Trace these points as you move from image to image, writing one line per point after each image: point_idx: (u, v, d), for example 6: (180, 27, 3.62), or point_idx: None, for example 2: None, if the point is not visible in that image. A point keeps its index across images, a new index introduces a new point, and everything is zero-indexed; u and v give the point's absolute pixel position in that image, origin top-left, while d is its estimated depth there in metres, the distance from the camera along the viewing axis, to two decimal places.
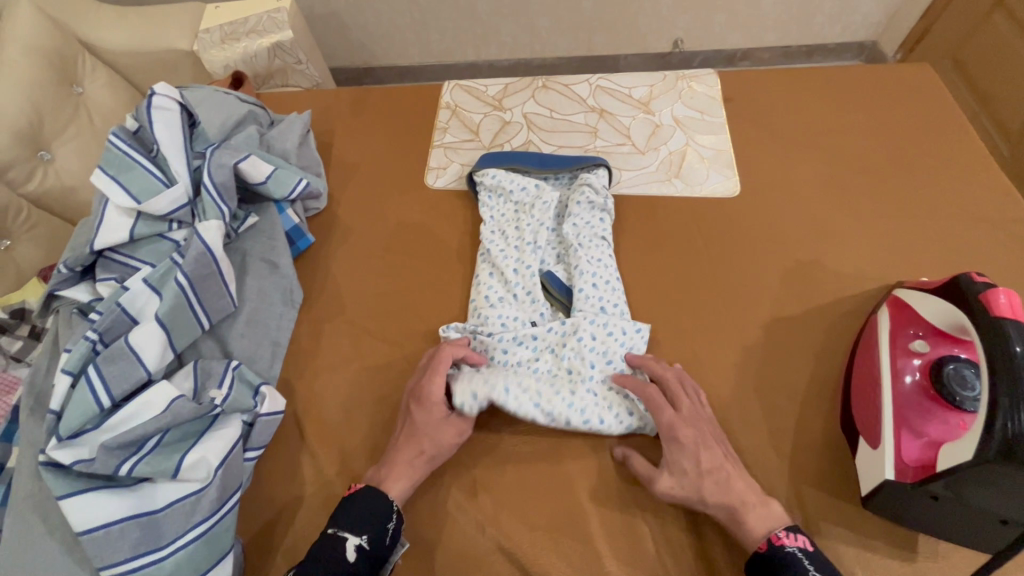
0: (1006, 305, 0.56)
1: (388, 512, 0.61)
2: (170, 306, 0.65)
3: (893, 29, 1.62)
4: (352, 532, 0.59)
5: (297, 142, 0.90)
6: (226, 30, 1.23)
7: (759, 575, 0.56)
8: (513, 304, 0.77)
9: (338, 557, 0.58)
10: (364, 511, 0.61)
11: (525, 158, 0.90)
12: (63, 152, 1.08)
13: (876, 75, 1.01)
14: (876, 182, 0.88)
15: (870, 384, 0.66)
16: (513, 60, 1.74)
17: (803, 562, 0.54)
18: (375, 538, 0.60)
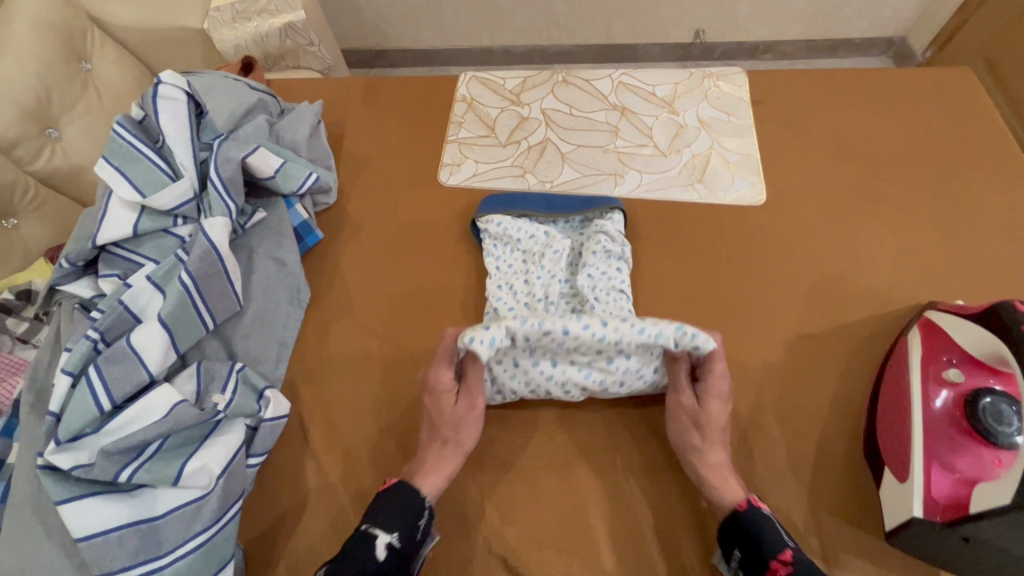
0: None
1: (421, 507, 0.59)
2: (174, 306, 0.63)
3: (923, 23, 1.55)
4: (382, 530, 0.57)
5: (307, 134, 0.87)
6: (236, 8, 1.18)
7: (729, 531, 0.58)
8: None
9: (370, 556, 0.55)
10: (396, 508, 0.58)
11: (531, 203, 0.83)
12: (71, 130, 1.05)
13: (912, 77, 0.96)
14: (910, 193, 0.84)
15: (898, 412, 0.63)
16: (528, 46, 1.69)
17: (776, 525, 0.57)
18: (408, 536, 0.58)
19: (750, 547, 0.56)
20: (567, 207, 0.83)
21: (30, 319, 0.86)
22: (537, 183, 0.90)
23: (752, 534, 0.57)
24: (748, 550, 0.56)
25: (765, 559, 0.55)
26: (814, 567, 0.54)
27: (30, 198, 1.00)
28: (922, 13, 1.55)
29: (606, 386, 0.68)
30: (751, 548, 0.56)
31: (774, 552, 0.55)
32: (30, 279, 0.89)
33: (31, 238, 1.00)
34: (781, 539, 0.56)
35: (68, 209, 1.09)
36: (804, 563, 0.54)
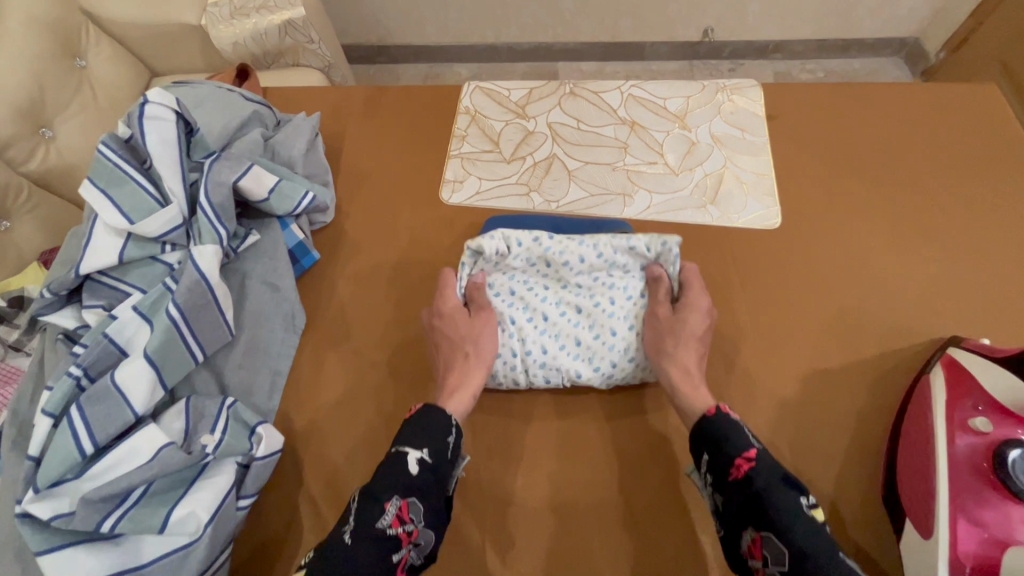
0: None
1: (448, 425, 0.61)
2: (161, 341, 0.60)
3: (938, 24, 1.50)
4: (413, 448, 0.58)
5: (303, 148, 0.84)
6: (236, 4, 1.13)
7: (700, 437, 0.59)
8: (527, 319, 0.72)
9: (404, 470, 0.56)
10: (424, 425, 0.60)
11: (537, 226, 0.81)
12: (65, 128, 1.04)
13: (935, 93, 0.92)
14: (931, 219, 0.81)
15: (921, 461, 0.60)
16: (533, 44, 1.64)
17: (744, 427, 0.58)
18: (437, 452, 0.59)
19: (716, 449, 0.57)
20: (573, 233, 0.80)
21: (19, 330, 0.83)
22: (543, 202, 0.86)
23: (719, 438, 0.57)
24: (714, 453, 0.57)
25: (730, 458, 0.55)
26: (778, 466, 0.54)
27: (24, 200, 0.97)
28: (938, 14, 1.49)
29: (602, 310, 0.72)
30: (718, 451, 0.57)
31: (739, 452, 0.55)
32: (23, 285, 0.84)
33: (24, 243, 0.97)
34: (746, 442, 0.56)
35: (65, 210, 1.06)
36: (768, 461, 0.54)
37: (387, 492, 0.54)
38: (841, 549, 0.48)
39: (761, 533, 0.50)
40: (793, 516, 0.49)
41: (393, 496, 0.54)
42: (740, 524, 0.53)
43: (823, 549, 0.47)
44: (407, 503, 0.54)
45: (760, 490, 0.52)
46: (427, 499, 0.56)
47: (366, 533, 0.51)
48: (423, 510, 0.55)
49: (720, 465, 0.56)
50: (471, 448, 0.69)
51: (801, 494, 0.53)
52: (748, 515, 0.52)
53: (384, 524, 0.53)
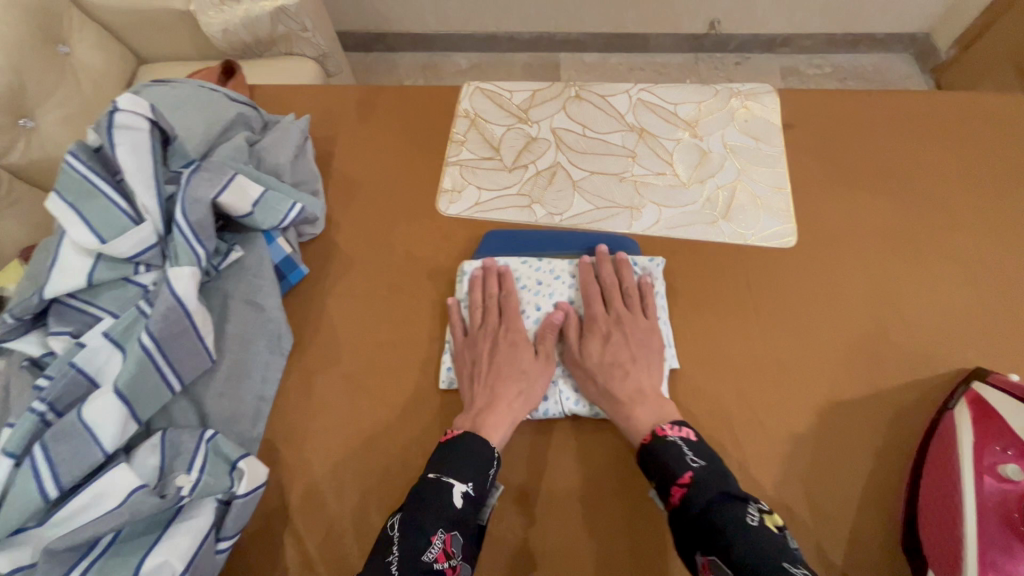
0: None
1: (491, 457, 0.58)
2: (132, 373, 0.55)
3: (950, 20, 1.44)
4: (457, 479, 0.56)
5: (291, 155, 0.78)
6: None
7: (643, 465, 0.58)
8: None
9: (444, 500, 0.54)
10: (464, 455, 0.57)
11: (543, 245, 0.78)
12: (49, 120, 0.98)
13: (957, 103, 0.87)
14: (953, 240, 0.77)
15: (946, 509, 0.56)
16: (534, 34, 1.58)
17: (682, 449, 0.57)
18: (478, 483, 0.57)
19: (658, 474, 0.57)
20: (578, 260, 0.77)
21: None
22: (546, 214, 0.82)
23: (659, 463, 0.57)
24: (656, 479, 0.57)
25: (667, 485, 0.55)
26: (718, 481, 0.54)
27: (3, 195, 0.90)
28: (950, 9, 1.44)
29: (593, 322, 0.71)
30: (659, 477, 0.56)
31: (674, 478, 0.55)
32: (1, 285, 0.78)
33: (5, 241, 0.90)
34: (683, 463, 0.56)
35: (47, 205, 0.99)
36: (704, 482, 0.54)
37: (433, 523, 0.53)
38: (786, 560, 0.47)
39: (710, 558, 0.50)
40: (737, 536, 0.49)
41: (438, 528, 0.53)
42: (689, 549, 0.52)
43: (763, 563, 0.47)
44: (451, 536, 0.53)
45: (700, 514, 0.52)
46: (466, 531, 0.55)
47: (413, 566, 0.50)
48: (464, 544, 0.54)
49: (663, 490, 0.56)
50: None
51: (748, 505, 0.52)
52: (695, 540, 0.52)
53: (430, 558, 0.51)
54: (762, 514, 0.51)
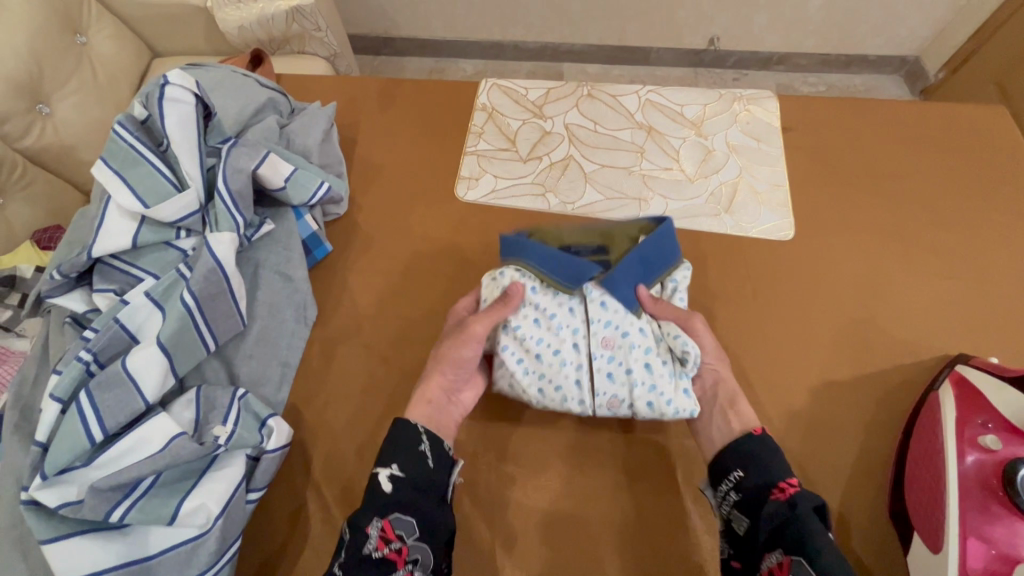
0: None
1: (416, 433, 0.58)
2: (174, 329, 0.59)
3: (937, 45, 1.52)
4: (381, 465, 0.56)
5: (319, 138, 0.82)
6: None
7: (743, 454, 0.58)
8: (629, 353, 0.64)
9: (374, 492, 0.54)
10: (392, 443, 0.57)
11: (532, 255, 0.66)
12: (64, 106, 1.01)
13: (944, 113, 0.93)
14: (939, 237, 0.82)
15: (929, 475, 0.60)
16: (540, 43, 1.63)
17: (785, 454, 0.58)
18: (410, 465, 0.56)
19: (757, 467, 0.57)
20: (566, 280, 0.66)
21: (11, 307, 0.79)
22: (559, 202, 0.86)
23: (765, 457, 0.57)
24: (757, 473, 0.56)
25: (774, 481, 0.55)
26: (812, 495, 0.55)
27: (18, 177, 0.94)
28: (938, 34, 1.51)
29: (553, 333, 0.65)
30: (761, 470, 0.56)
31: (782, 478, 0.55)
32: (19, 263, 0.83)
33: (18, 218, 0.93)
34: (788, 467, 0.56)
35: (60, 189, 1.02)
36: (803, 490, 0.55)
37: (366, 517, 0.53)
38: None
39: (791, 558, 0.50)
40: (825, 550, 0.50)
41: (373, 519, 0.52)
42: (770, 545, 0.52)
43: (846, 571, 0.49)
44: (390, 521, 0.52)
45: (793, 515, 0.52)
46: (413, 511, 0.54)
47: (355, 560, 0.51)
48: (412, 522, 0.53)
49: (760, 487, 0.55)
50: (482, 448, 0.68)
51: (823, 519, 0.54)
52: (782, 537, 0.52)
53: (371, 548, 0.51)
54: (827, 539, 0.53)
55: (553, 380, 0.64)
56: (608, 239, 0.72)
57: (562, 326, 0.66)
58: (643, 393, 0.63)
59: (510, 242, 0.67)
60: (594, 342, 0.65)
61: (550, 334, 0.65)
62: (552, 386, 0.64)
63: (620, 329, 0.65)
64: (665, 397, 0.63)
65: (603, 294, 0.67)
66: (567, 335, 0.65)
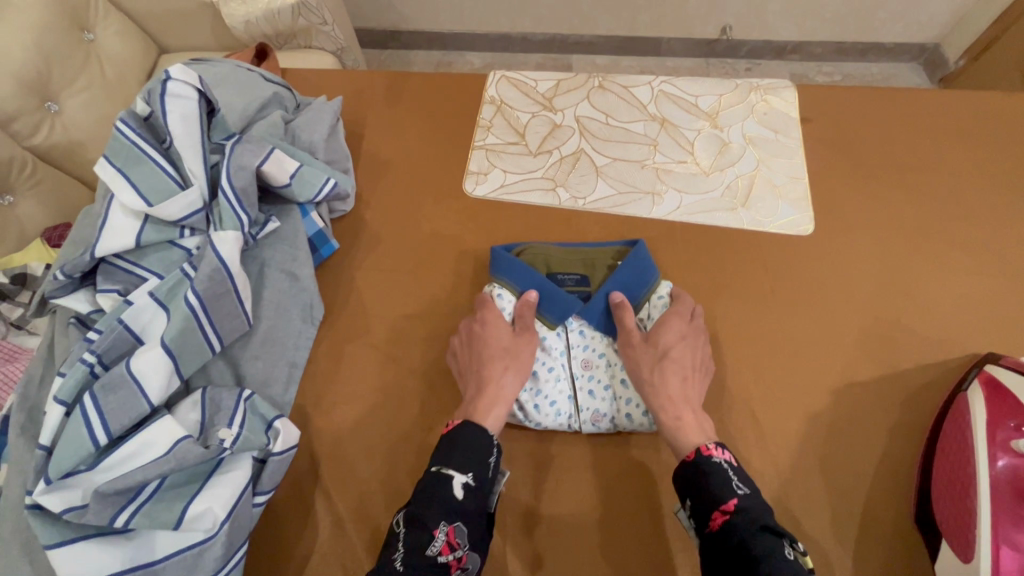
0: None
1: (490, 445, 0.56)
2: (178, 330, 0.57)
3: (958, 32, 1.47)
4: (457, 470, 0.54)
5: (325, 134, 0.80)
6: None
7: (683, 483, 0.56)
8: (611, 369, 0.69)
9: (446, 495, 0.52)
10: (466, 447, 0.55)
11: (521, 276, 0.71)
12: (71, 104, 1.00)
13: (971, 101, 0.89)
14: (966, 231, 0.79)
15: (960, 482, 0.58)
16: (547, 35, 1.60)
17: (727, 473, 0.55)
18: (480, 475, 0.55)
19: (699, 493, 0.55)
20: (550, 309, 0.70)
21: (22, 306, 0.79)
22: (570, 198, 0.84)
23: (701, 482, 0.55)
24: (697, 499, 0.55)
25: (708, 509, 0.53)
26: (761, 512, 0.52)
27: (28, 176, 0.92)
28: (959, 20, 1.46)
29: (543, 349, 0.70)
30: (700, 495, 0.55)
31: (717, 503, 0.53)
32: (28, 262, 0.83)
33: (27, 216, 0.93)
34: (728, 489, 0.53)
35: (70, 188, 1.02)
36: (749, 510, 0.52)
37: (435, 517, 0.51)
38: None
39: None
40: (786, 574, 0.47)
41: (440, 522, 0.51)
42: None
43: None
44: (455, 528, 0.51)
45: (739, 543, 0.50)
46: (470, 522, 0.53)
47: (417, 561, 0.49)
48: (468, 533, 0.52)
49: (702, 513, 0.54)
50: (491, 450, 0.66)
51: (783, 543, 0.50)
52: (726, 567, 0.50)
53: (434, 551, 0.50)
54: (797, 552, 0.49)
55: (545, 394, 0.67)
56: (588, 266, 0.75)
57: (551, 347, 0.70)
58: (623, 405, 0.66)
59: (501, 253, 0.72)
60: (576, 364, 0.70)
61: (542, 353, 0.70)
62: (545, 401, 0.66)
63: (597, 352, 0.70)
64: (645, 408, 0.66)
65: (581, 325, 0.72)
66: (554, 355, 0.70)
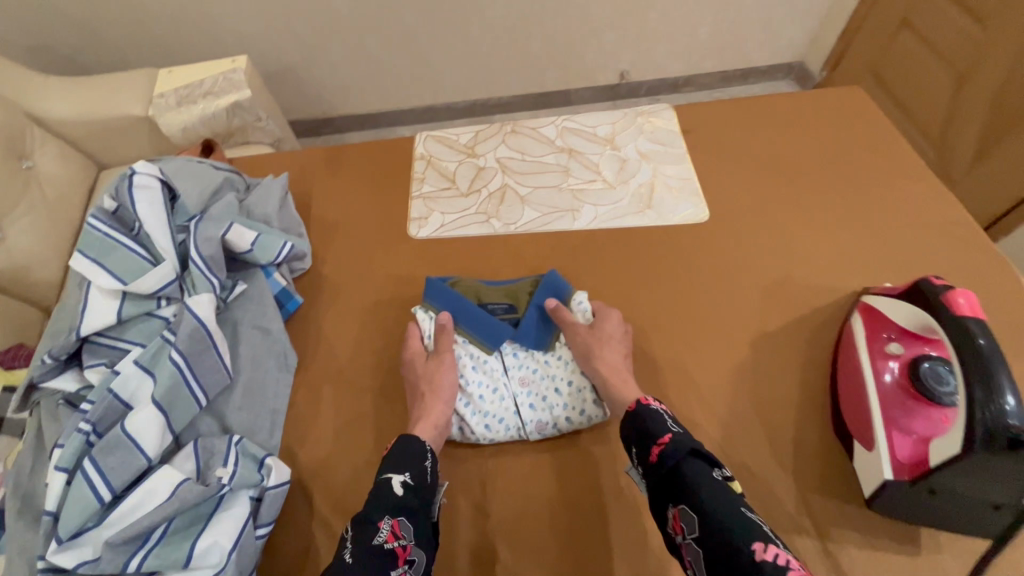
0: (966, 305, 0.60)
1: (423, 450, 0.65)
2: (167, 387, 0.64)
3: (815, 49, 1.72)
4: (395, 472, 0.62)
5: (277, 206, 0.90)
6: (182, 94, 1.19)
7: (628, 435, 0.64)
8: (546, 382, 0.78)
9: (386, 494, 0.59)
10: (404, 451, 0.64)
11: (451, 302, 0.81)
12: (16, 229, 1.03)
13: (814, 99, 1.10)
14: (829, 197, 0.95)
15: (856, 388, 0.70)
16: (468, 101, 1.78)
17: (663, 417, 0.63)
18: (418, 474, 0.62)
19: (641, 439, 0.63)
20: (485, 334, 0.80)
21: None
22: (503, 225, 0.96)
23: (642, 427, 0.63)
24: (640, 443, 0.63)
25: (649, 446, 0.61)
26: (691, 442, 0.60)
27: None
28: (812, 40, 1.71)
29: (487, 376, 0.78)
30: (641, 439, 0.63)
31: (654, 439, 0.61)
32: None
33: None
34: (664, 428, 0.62)
35: (19, 308, 1.04)
36: (679, 441, 0.60)
37: (378, 513, 0.58)
38: (744, 507, 0.53)
39: (679, 507, 0.55)
40: (700, 488, 0.55)
41: (385, 516, 0.58)
42: (664, 504, 0.58)
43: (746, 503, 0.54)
44: (399, 521, 0.58)
45: (673, 467, 0.58)
46: (414, 518, 0.59)
47: (365, 551, 0.54)
48: (413, 528, 0.58)
49: (644, 453, 0.62)
50: (470, 451, 0.75)
51: (714, 468, 0.58)
52: (669, 495, 0.57)
53: (380, 541, 0.56)
54: (725, 477, 0.57)
55: (493, 413, 0.75)
56: (513, 294, 0.85)
57: (493, 368, 0.79)
58: (561, 409, 0.75)
59: (434, 283, 0.82)
60: (514, 382, 0.77)
61: (486, 376, 0.78)
62: (495, 419, 0.75)
63: (532, 369, 0.79)
64: (580, 408, 0.74)
65: (514, 345, 0.81)
66: (497, 376, 0.78)
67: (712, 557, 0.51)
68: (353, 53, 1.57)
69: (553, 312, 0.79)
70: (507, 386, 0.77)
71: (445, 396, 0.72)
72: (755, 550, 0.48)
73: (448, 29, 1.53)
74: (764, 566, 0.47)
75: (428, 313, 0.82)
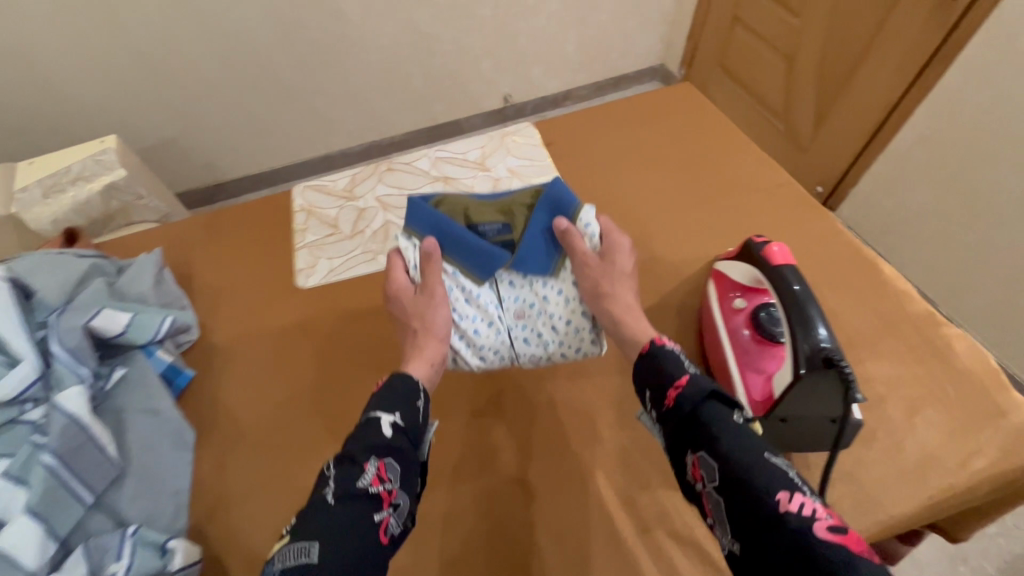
0: (779, 254, 0.72)
1: (416, 390, 0.66)
2: (41, 493, 0.61)
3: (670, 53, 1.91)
4: (386, 412, 0.63)
5: (153, 281, 0.87)
6: (48, 183, 1.14)
7: (643, 373, 0.66)
8: (541, 316, 0.81)
9: (375, 436, 0.60)
10: (395, 392, 0.65)
11: (442, 232, 0.80)
12: None
13: (664, 95, 1.22)
14: (683, 179, 1.06)
15: (716, 343, 0.79)
16: (361, 145, 1.80)
17: (679, 354, 0.66)
18: (409, 417, 0.64)
19: (655, 381, 0.64)
20: (477, 265, 0.80)
21: None
22: None
23: (658, 365, 0.65)
24: (656, 381, 0.64)
25: (666, 388, 0.63)
26: (709, 385, 0.61)
27: None
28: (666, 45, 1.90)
29: (483, 312, 0.81)
30: (658, 380, 0.64)
31: (673, 380, 0.63)
32: None
33: None
34: (681, 369, 0.63)
35: None
36: (698, 380, 0.61)
37: (365, 456, 0.58)
38: (767, 451, 0.54)
39: (698, 453, 0.56)
40: (719, 429, 0.56)
41: (370, 457, 0.58)
42: (682, 450, 0.59)
43: (762, 444, 0.55)
44: (384, 463, 0.58)
45: (691, 409, 0.59)
46: (401, 460, 0.60)
47: (350, 491, 0.55)
48: (400, 470, 0.59)
49: (660, 394, 0.63)
50: None
51: (733, 411, 0.59)
52: (687, 440, 0.58)
53: (366, 483, 0.56)
54: (746, 419, 0.58)
55: (487, 347, 0.80)
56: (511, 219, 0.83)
57: (484, 302, 0.82)
58: (556, 344, 0.81)
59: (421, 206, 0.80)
60: (510, 316, 0.82)
61: (479, 310, 0.81)
62: (489, 351, 0.80)
63: (527, 302, 0.82)
64: (575, 343, 0.81)
65: (509, 276, 0.83)
66: (490, 309, 0.81)
67: (734, 500, 0.52)
68: (226, 115, 1.53)
69: (568, 235, 0.78)
70: (503, 319, 0.82)
71: (438, 334, 0.75)
72: (780, 501, 0.49)
73: (320, 77, 1.54)
74: (790, 517, 0.48)
75: (413, 241, 0.81)
